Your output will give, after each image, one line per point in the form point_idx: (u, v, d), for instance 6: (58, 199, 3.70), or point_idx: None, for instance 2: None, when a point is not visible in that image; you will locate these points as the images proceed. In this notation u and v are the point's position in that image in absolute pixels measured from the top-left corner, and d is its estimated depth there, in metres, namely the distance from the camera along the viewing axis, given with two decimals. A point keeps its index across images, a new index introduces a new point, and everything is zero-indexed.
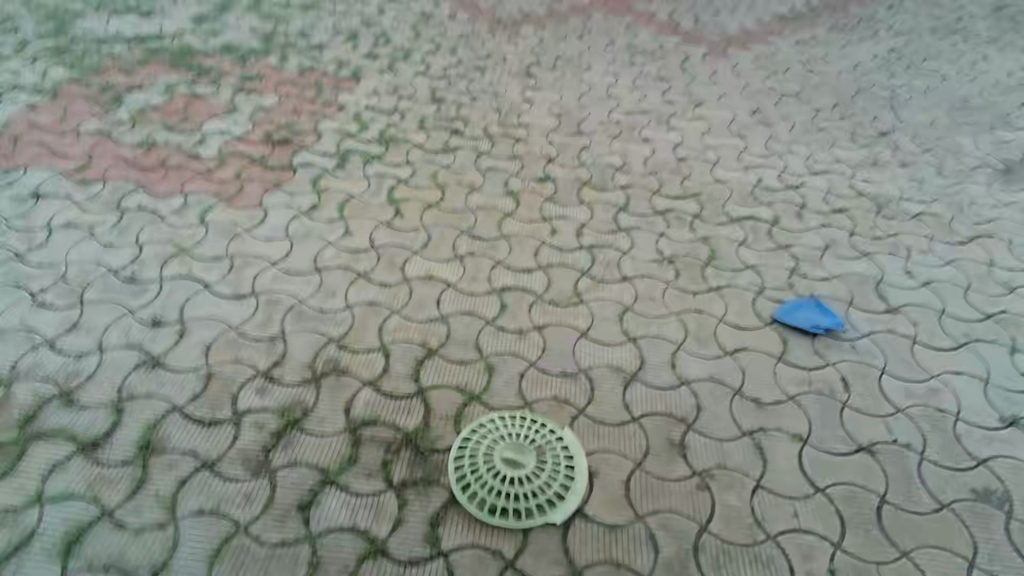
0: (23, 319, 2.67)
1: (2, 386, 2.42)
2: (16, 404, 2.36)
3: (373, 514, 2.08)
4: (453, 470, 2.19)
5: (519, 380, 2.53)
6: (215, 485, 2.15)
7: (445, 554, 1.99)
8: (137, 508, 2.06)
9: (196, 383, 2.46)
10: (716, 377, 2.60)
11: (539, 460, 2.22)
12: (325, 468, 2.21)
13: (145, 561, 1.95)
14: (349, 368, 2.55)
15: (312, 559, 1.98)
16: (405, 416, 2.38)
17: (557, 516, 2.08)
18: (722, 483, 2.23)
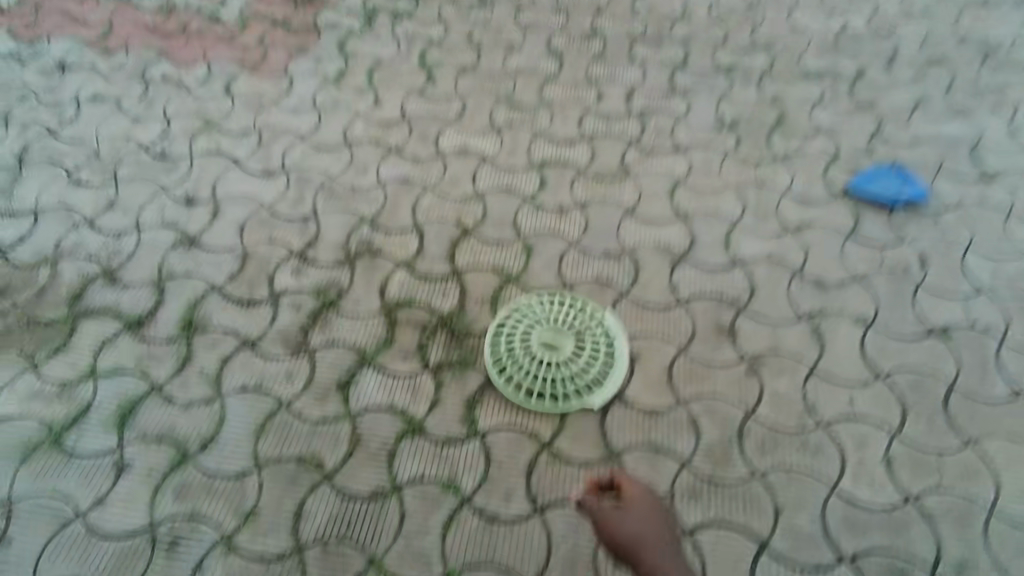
0: (62, 198, 2.65)
1: (48, 264, 2.44)
2: (63, 282, 2.39)
3: (410, 395, 2.07)
4: (490, 353, 2.14)
5: (559, 262, 2.40)
6: (257, 364, 2.16)
7: (482, 435, 1.98)
8: (184, 384, 2.10)
9: (233, 263, 2.43)
10: (775, 256, 2.39)
11: (578, 344, 2.14)
12: (362, 350, 2.19)
13: (196, 433, 1.98)
14: (383, 248, 2.47)
15: (352, 436, 1.98)
16: (440, 299, 2.32)
17: (596, 400, 2.03)
18: (773, 369, 2.10)
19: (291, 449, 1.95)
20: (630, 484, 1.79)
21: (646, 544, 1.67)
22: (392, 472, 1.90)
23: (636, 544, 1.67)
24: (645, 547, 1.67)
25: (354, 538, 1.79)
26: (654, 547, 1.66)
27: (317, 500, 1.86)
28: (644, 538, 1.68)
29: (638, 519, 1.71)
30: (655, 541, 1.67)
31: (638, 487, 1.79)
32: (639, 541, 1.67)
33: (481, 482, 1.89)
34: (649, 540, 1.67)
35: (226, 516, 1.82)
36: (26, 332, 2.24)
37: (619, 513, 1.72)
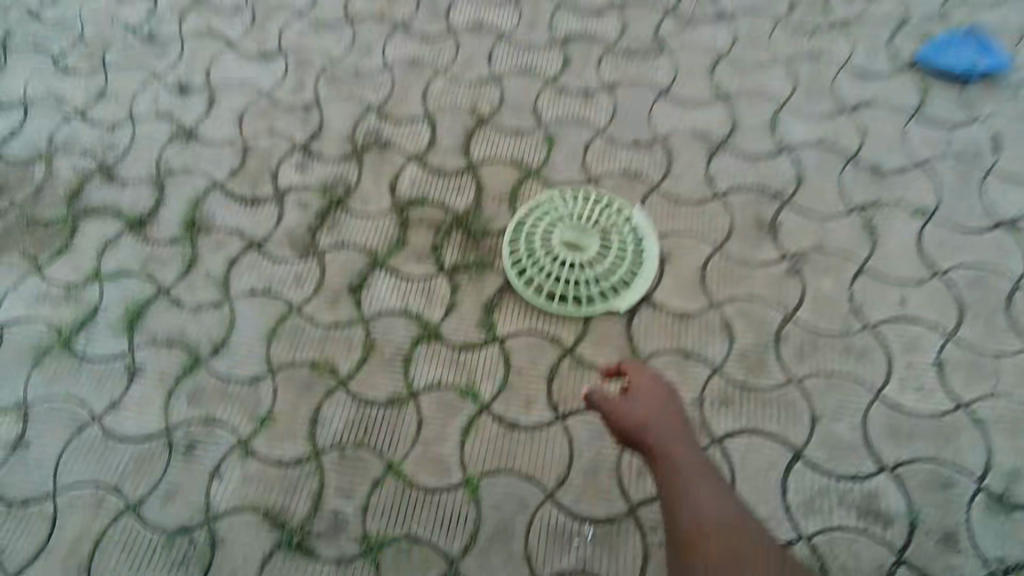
0: (50, 88, 2.47)
1: (42, 161, 2.31)
2: (59, 180, 2.26)
3: (426, 299, 1.96)
4: (509, 254, 2.01)
5: (584, 152, 2.19)
6: (265, 266, 2.05)
7: (501, 340, 1.88)
8: (191, 287, 2.01)
9: (234, 158, 2.27)
10: (826, 142, 2.14)
11: (604, 243, 1.99)
12: (374, 251, 2.06)
13: (207, 337, 1.91)
14: (393, 139, 2.27)
15: (367, 341, 1.90)
16: (455, 196, 2.15)
17: (622, 304, 1.90)
18: (817, 268, 1.93)
19: (305, 354, 1.88)
20: (641, 373, 1.62)
21: (655, 430, 1.47)
22: (408, 378, 1.83)
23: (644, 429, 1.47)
24: (653, 433, 1.47)
25: (372, 443, 1.73)
26: (663, 433, 1.46)
27: (332, 405, 1.79)
28: (653, 423, 1.48)
29: (646, 405, 1.52)
30: (666, 426, 1.47)
31: (649, 376, 1.60)
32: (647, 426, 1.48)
33: (501, 389, 1.81)
34: (657, 425, 1.48)
35: (242, 420, 1.77)
36: (27, 234, 2.15)
37: (626, 398, 1.54)
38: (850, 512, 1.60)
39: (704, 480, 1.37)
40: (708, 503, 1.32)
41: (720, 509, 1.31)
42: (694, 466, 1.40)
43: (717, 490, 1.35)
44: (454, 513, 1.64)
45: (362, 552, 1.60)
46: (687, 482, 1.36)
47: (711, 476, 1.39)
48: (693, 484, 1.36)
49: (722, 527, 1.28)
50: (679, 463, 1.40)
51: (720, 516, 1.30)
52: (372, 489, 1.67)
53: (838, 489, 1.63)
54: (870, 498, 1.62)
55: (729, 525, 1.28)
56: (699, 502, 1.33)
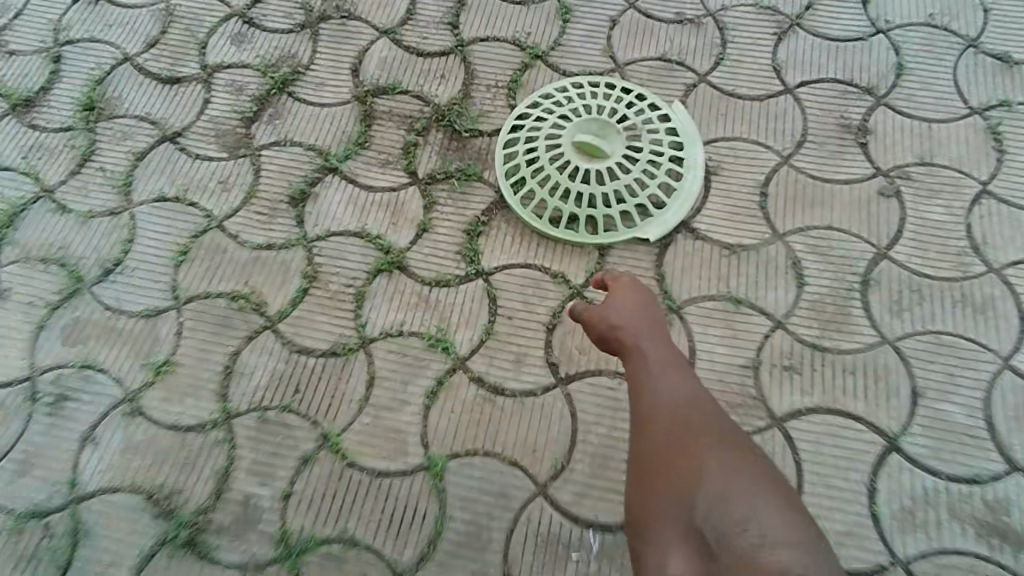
0: None
1: None
2: None
3: (390, 216, 1.45)
4: (501, 159, 1.49)
5: (610, 31, 1.64)
6: (181, 165, 1.53)
7: (487, 276, 1.39)
8: (82, 189, 1.50)
9: (152, 24, 1.71)
10: (937, 22, 1.58)
11: (630, 148, 1.46)
12: (324, 150, 1.54)
13: (94, 255, 1.42)
14: (358, 8, 1.72)
15: (307, 269, 1.40)
16: (438, 83, 1.61)
17: (652, 231, 1.39)
18: (924, 189, 1.41)
19: (223, 283, 1.39)
20: (626, 281, 1.17)
21: (636, 331, 1.05)
22: (359, 321, 1.35)
23: (620, 330, 1.06)
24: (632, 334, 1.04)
25: (303, 406, 1.28)
26: (643, 334, 1.05)
27: (254, 352, 1.32)
28: (633, 324, 1.07)
29: (628, 304, 1.10)
30: (641, 325, 1.06)
31: (633, 280, 1.17)
32: (627, 327, 1.06)
33: (483, 340, 1.33)
34: (640, 327, 1.06)
35: (132, 368, 1.31)
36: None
37: (606, 303, 1.12)
38: (966, 528, 1.15)
39: (677, 385, 0.96)
40: (670, 408, 0.92)
41: (684, 411, 0.91)
42: (669, 365, 0.99)
43: (693, 393, 0.94)
44: (407, 507, 1.20)
45: (279, 556, 1.17)
46: (654, 387, 0.96)
47: (691, 381, 0.97)
48: (659, 387, 0.96)
49: (675, 428, 0.88)
50: (650, 367, 0.99)
51: (679, 417, 0.90)
52: (300, 469, 1.23)
53: (949, 495, 1.17)
54: (993, 510, 1.15)
55: (686, 425, 0.88)
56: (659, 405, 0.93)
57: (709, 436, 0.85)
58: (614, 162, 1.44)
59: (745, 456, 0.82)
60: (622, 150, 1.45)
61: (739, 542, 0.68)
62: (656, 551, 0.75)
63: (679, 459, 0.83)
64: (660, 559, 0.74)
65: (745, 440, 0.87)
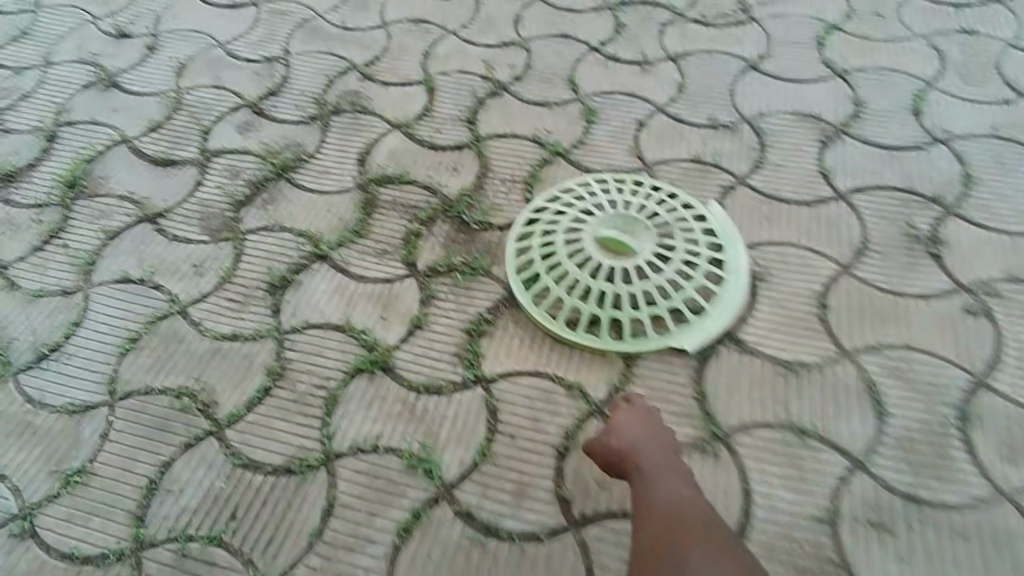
0: None
1: None
2: None
3: (379, 309, 1.24)
4: (513, 253, 1.31)
5: (639, 131, 1.52)
6: (156, 245, 1.37)
7: (488, 384, 1.14)
8: (41, 266, 1.33)
9: (159, 111, 1.65)
10: (1001, 134, 1.44)
11: (662, 246, 1.26)
12: (316, 236, 1.36)
13: (29, 338, 1.21)
14: (374, 102, 1.64)
15: (274, 364, 1.17)
16: (449, 174, 1.47)
17: (692, 339, 1.16)
18: (1017, 309, 1.18)
19: (171, 376, 1.16)
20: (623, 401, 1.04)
21: (640, 447, 0.95)
22: (326, 432, 1.09)
23: (623, 450, 0.95)
24: (636, 453, 0.94)
25: (238, 539, 0.99)
26: (647, 446, 0.95)
27: (189, 466, 1.05)
28: (635, 439, 0.96)
29: (633, 422, 0.99)
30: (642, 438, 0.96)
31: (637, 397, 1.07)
32: (630, 444, 0.95)
33: (476, 464, 1.06)
34: (642, 442, 0.95)
35: (35, 477, 1.05)
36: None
37: (611, 419, 1.01)
38: None
39: (678, 484, 0.89)
40: (670, 507, 0.85)
41: (682, 511, 0.83)
42: (672, 467, 0.92)
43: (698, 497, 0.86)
44: None
45: None
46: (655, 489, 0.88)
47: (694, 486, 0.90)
48: (660, 485, 0.89)
49: (670, 527, 0.80)
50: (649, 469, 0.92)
51: (677, 516, 0.82)
52: None
53: None
54: None
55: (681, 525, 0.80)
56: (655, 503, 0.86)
57: (708, 539, 0.77)
58: (645, 259, 1.23)
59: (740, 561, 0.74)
60: (654, 247, 1.26)
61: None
62: None
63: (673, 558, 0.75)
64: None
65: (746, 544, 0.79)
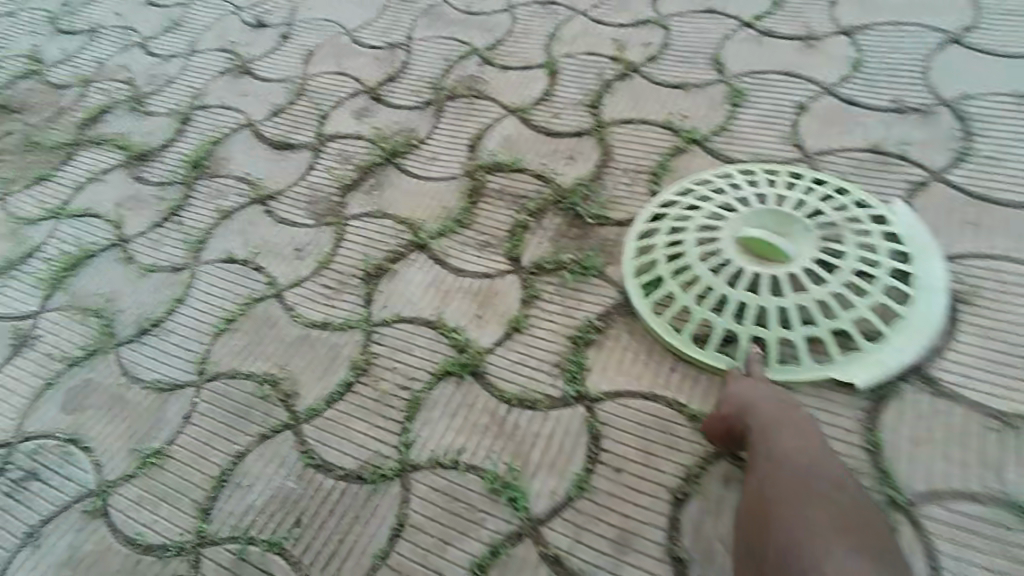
0: (120, 12, 1.99)
1: (75, 78, 1.78)
2: (80, 100, 1.71)
3: (476, 307, 1.11)
4: (632, 252, 1.12)
5: (799, 115, 1.27)
6: (262, 226, 1.33)
7: (592, 403, 0.97)
8: (157, 242, 1.34)
9: (283, 96, 1.64)
10: None
11: (826, 252, 1.01)
12: (418, 225, 1.26)
13: (135, 312, 1.21)
14: (493, 86, 1.52)
15: (358, 358, 1.07)
16: (567, 163, 1.31)
17: (861, 372, 0.92)
18: None
19: (257, 361, 1.10)
20: (739, 373, 0.94)
21: (752, 406, 0.86)
22: (405, 439, 0.97)
23: (733, 411, 0.87)
24: (748, 414, 0.85)
25: (300, 549, 0.90)
26: (762, 405, 0.85)
27: (261, 459, 0.98)
28: (748, 401, 0.86)
29: (749, 386, 0.89)
30: (758, 399, 0.86)
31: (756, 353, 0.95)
32: (741, 405, 0.86)
33: (570, 498, 0.90)
34: (756, 403, 0.86)
35: (117, 453, 1.02)
36: (6, 151, 1.59)
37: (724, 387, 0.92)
38: None
39: (792, 440, 0.80)
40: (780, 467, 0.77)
41: (789, 467, 0.76)
42: (789, 425, 0.82)
43: (824, 463, 0.77)
44: None
45: None
46: (764, 452, 0.80)
47: (816, 441, 0.80)
48: (771, 443, 0.80)
49: (772, 485, 0.75)
50: (761, 430, 0.83)
51: (785, 472, 0.76)
52: None
53: None
54: None
55: (789, 483, 0.74)
56: (763, 464, 0.79)
57: (811, 495, 0.72)
58: (802, 266, 1.00)
59: (846, 521, 0.68)
60: (815, 251, 1.01)
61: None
62: None
63: (766, 527, 0.71)
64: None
65: (877, 521, 0.70)
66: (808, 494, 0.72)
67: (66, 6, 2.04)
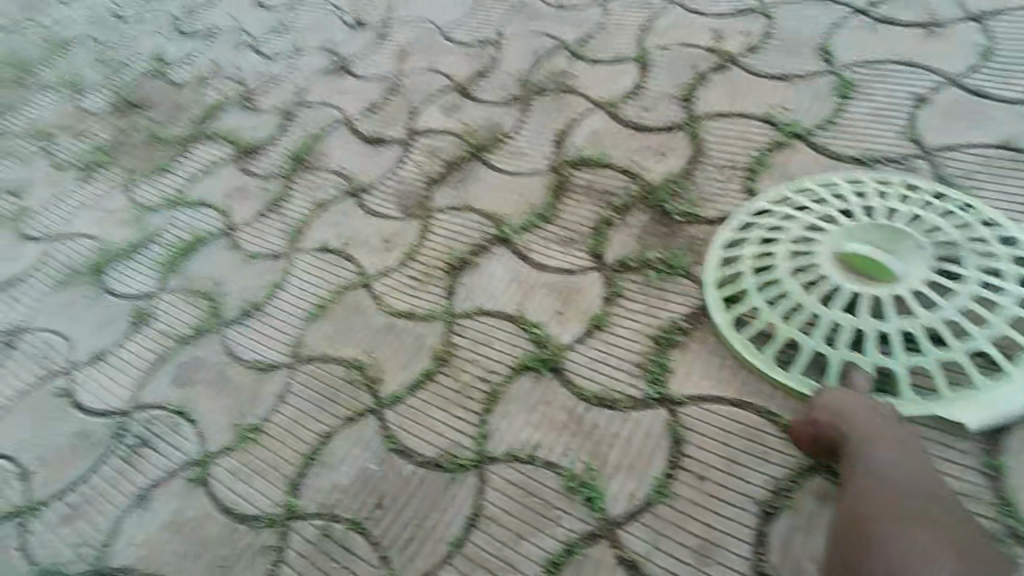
0: (235, 15, 2.12)
1: (194, 77, 1.91)
2: (197, 96, 1.83)
3: (558, 303, 1.10)
4: (716, 258, 1.07)
5: (918, 106, 1.18)
6: (354, 218, 1.38)
7: (675, 407, 0.95)
8: (260, 231, 1.42)
9: (378, 93, 1.69)
10: None
11: (939, 277, 0.94)
12: (502, 219, 1.26)
13: (240, 296, 1.29)
14: (582, 81, 1.49)
15: (440, 349, 1.09)
16: (656, 158, 1.28)
17: (969, 413, 0.85)
18: None
19: (346, 346, 1.15)
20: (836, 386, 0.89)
21: (845, 417, 0.81)
22: (482, 431, 0.98)
23: (824, 421, 0.82)
24: (840, 424, 0.80)
25: (379, 531, 0.92)
26: (856, 418, 0.80)
27: (346, 442, 1.02)
28: (840, 410, 0.81)
29: (842, 393, 0.84)
30: (852, 412, 0.81)
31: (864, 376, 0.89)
32: (833, 415, 0.81)
33: (648, 503, 0.88)
34: (850, 414, 0.81)
35: (219, 428, 1.09)
36: (133, 144, 1.73)
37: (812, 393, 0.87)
38: None
39: (889, 460, 0.75)
40: (875, 487, 0.72)
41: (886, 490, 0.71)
42: (887, 441, 0.77)
43: (926, 480, 0.73)
44: None
45: None
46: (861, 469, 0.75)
47: (916, 461, 0.75)
48: (866, 461, 0.76)
49: (868, 505, 0.70)
50: (858, 440, 0.78)
51: (882, 493, 0.71)
52: None
53: None
54: None
55: (886, 506, 0.69)
56: (857, 480, 0.74)
57: (914, 519, 0.67)
58: (911, 289, 0.92)
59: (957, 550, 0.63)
60: (928, 274, 0.93)
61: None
62: None
63: (865, 539, 0.67)
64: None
65: (988, 549, 0.65)
66: (912, 510, 0.68)
67: (187, 9, 2.19)
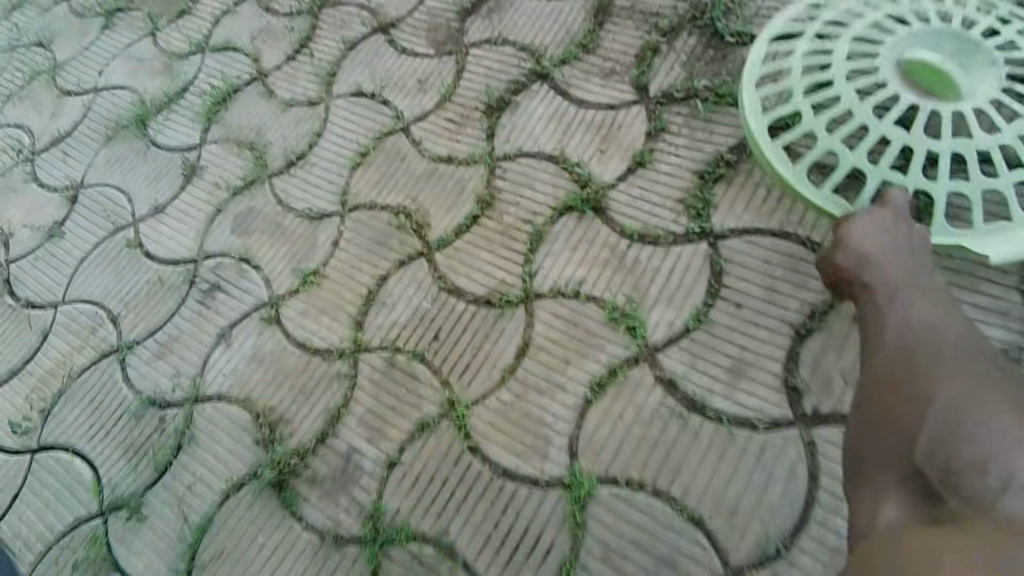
0: None
1: None
2: None
3: (599, 140, 1.09)
4: (758, 65, 1.00)
5: None
6: (386, 58, 1.33)
7: (716, 241, 0.97)
8: (293, 77, 1.39)
9: None
10: None
11: (1000, 99, 0.90)
12: (540, 52, 1.20)
13: (283, 145, 1.31)
14: None
15: (483, 193, 1.11)
16: None
17: (997, 251, 0.86)
18: None
19: (392, 192, 1.18)
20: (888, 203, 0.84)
21: (877, 261, 0.79)
22: (528, 270, 1.03)
23: (855, 264, 0.80)
24: (871, 267, 0.79)
25: (439, 360, 1.02)
26: (889, 261, 0.79)
27: (401, 283, 1.09)
28: (874, 254, 0.80)
29: (877, 233, 0.81)
30: (887, 256, 0.79)
31: (907, 200, 0.84)
32: (865, 257, 0.80)
33: (687, 330, 0.94)
34: (883, 257, 0.79)
35: (282, 273, 1.17)
36: None
37: (842, 229, 0.84)
38: None
39: (920, 304, 0.75)
40: (906, 335, 0.73)
41: (917, 336, 0.72)
42: (919, 285, 0.77)
43: (952, 317, 0.74)
44: (526, 533, 0.90)
45: (362, 538, 0.95)
46: (891, 314, 0.75)
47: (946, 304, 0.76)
48: (897, 305, 0.75)
49: (899, 355, 0.71)
50: (885, 289, 0.77)
51: (913, 339, 0.72)
52: (414, 436, 0.99)
53: None
54: None
55: (918, 355, 0.70)
56: (887, 325, 0.75)
57: (947, 365, 0.68)
58: (969, 109, 0.88)
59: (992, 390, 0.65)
60: (988, 93, 0.89)
61: (989, 502, 0.57)
62: (875, 497, 0.65)
63: (915, 391, 0.68)
64: (873, 502, 0.65)
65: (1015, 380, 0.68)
66: (953, 358, 0.69)
67: None
